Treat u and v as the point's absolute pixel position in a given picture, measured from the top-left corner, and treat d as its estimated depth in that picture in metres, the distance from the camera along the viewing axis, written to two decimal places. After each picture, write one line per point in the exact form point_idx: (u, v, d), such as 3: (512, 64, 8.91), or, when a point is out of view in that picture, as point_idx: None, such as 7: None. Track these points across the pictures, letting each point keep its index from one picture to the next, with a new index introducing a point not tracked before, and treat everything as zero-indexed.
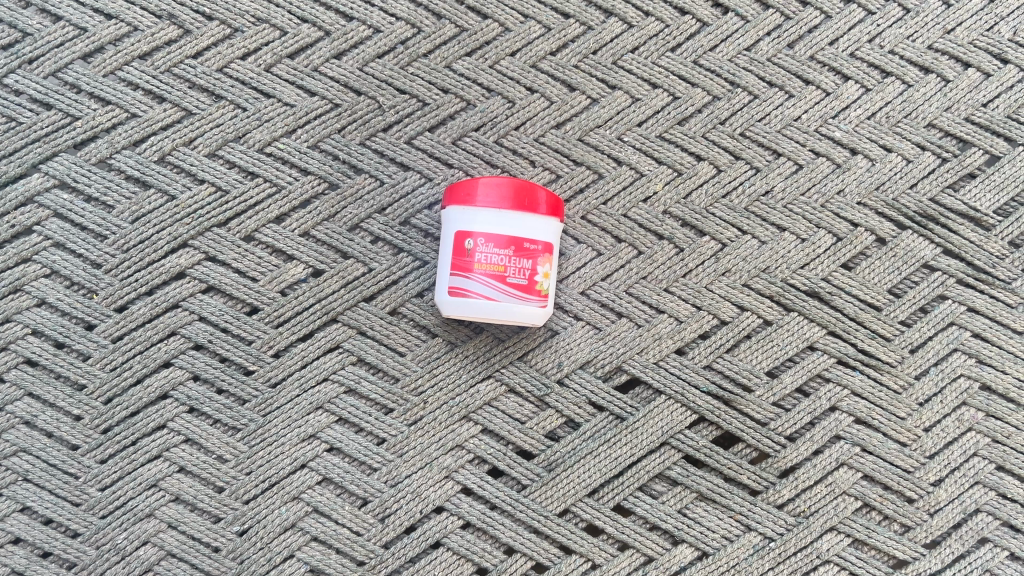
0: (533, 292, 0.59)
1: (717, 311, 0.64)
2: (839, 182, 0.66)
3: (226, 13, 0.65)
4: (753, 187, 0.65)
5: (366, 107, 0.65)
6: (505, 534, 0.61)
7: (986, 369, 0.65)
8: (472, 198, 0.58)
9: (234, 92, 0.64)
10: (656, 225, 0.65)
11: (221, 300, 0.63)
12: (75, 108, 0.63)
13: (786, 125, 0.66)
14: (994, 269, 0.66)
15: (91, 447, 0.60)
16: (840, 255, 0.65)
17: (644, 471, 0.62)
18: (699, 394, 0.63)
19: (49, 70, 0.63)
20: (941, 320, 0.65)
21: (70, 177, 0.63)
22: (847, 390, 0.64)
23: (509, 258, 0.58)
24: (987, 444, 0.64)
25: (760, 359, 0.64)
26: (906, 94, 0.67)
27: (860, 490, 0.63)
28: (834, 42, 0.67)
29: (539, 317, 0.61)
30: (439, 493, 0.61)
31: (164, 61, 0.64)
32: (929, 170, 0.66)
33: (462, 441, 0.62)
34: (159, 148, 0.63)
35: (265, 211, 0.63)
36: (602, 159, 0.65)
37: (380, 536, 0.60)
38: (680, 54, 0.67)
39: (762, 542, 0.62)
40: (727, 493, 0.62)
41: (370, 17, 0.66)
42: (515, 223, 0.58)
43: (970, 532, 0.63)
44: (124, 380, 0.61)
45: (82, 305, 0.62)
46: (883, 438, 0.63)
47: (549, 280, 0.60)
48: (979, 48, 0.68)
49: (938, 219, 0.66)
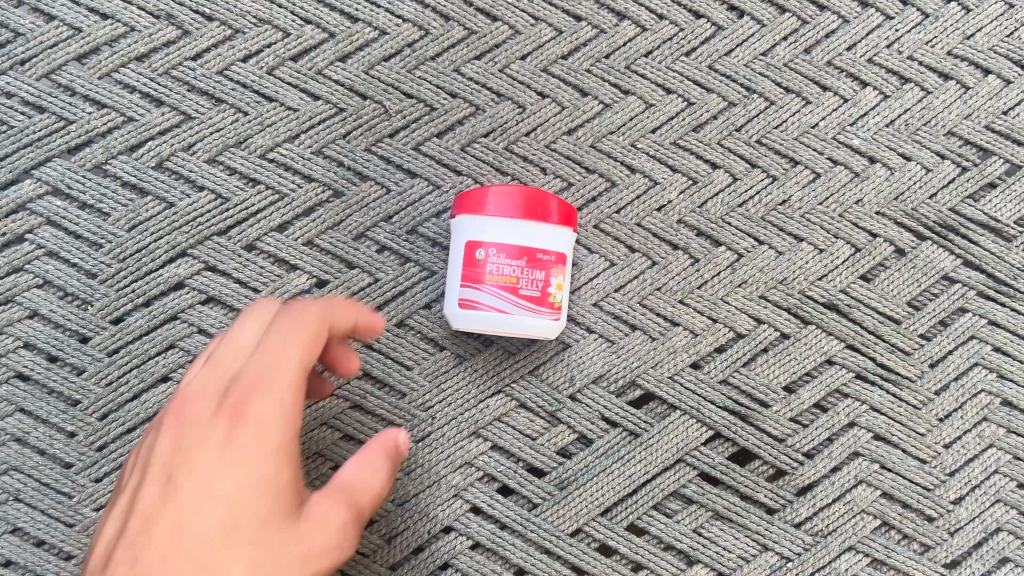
0: (546, 304, 0.57)
1: (734, 324, 0.62)
2: (858, 191, 0.64)
3: (227, 13, 0.63)
4: (770, 196, 0.64)
5: (372, 112, 0.62)
6: (515, 555, 0.59)
7: (1008, 385, 0.63)
8: (483, 206, 0.56)
9: (235, 95, 0.62)
10: (670, 235, 0.63)
11: (221, 312, 0.60)
12: (69, 112, 0.61)
13: (803, 132, 0.65)
14: (1015, 281, 0.64)
15: (86, 465, 0.58)
16: (859, 266, 0.63)
17: (659, 489, 0.60)
18: (715, 409, 0.61)
19: (43, 71, 0.61)
20: (961, 334, 0.63)
21: (64, 183, 0.60)
22: (865, 405, 0.62)
23: (522, 269, 0.56)
24: (1009, 460, 0.62)
25: (777, 373, 0.62)
26: (926, 101, 0.65)
27: (880, 508, 0.61)
28: (852, 47, 0.66)
29: (551, 330, 0.59)
30: (447, 511, 0.59)
31: (163, 63, 0.62)
32: (949, 180, 0.64)
33: (471, 459, 0.60)
34: (157, 153, 0.61)
35: (267, 219, 0.61)
36: (615, 167, 0.64)
37: (386, 557, 0.58)
38: (694, 59, 0.65)
39: (780, 562, 0.60)
40: (744, 512, 0.61)
41: (376, 19, 0.64)
42: (527, 233, 0.56)
43: (991, 551, 0.61)
44: (121, 395, 0.59)
45: (77, 317, 0.59)
46: (903, 455, 0.62)
47: (562, 292, 0.58)
48: (999, 55, 0.66)
49: (959, 230, 0.64)
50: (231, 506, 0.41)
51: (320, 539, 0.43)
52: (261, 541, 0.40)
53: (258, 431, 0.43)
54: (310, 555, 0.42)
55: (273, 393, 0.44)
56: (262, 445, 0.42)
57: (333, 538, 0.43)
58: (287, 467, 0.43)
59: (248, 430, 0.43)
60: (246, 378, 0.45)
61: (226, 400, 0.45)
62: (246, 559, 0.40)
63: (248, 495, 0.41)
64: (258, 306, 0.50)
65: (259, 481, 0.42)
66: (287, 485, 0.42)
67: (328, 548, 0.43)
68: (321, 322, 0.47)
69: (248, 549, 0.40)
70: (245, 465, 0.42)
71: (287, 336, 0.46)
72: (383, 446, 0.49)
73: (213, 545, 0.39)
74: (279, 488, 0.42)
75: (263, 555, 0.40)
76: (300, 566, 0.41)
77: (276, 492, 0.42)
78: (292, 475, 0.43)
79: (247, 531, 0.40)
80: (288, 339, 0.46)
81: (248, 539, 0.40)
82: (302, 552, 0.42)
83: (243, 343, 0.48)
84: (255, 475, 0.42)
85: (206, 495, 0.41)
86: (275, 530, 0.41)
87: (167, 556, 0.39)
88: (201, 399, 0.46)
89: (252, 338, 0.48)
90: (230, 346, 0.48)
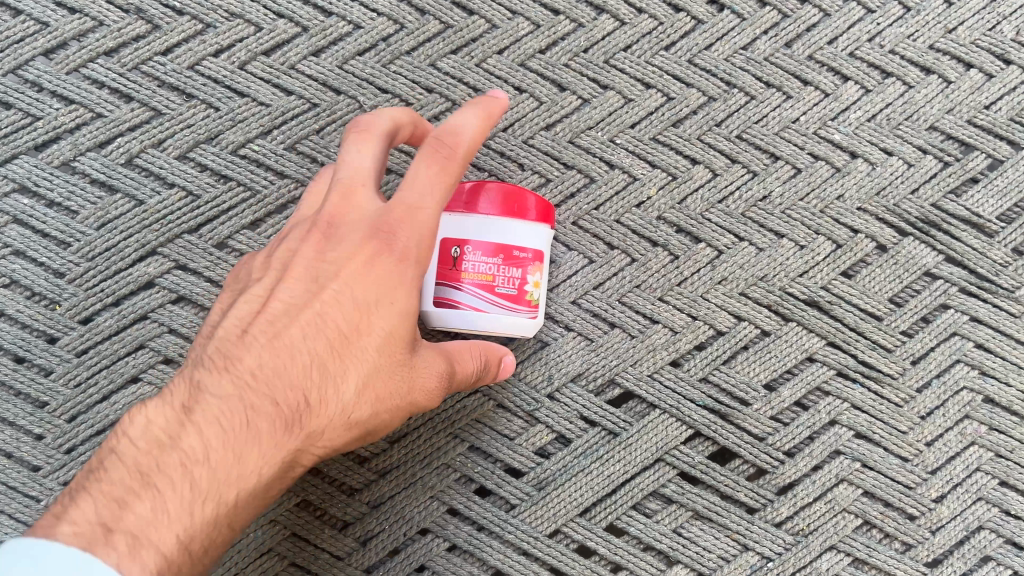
0: (523, 302, 0.56)
1: (714, 322, 0.62)
2: (839, 186, 0.63)
3: (198, 7, 0.62)
4: (750, 192, 0.63)
5: (346, 108, 0.61)
6: (493, 556, 0.58)
7: (990, 381, 0.62)
8: (461, 202, 0.55)
9: (206, 91, 0.61)
10: (649, 232, 0.62)
11: (192, 311, 0.59)
12: (36, 107, 0.60)
13: (784, 127, 0.64)
14: (997, 278, 0.63)
15: (54, 468, 0.57)
16: (840, 262, 0.63)
17: (639, 489, 0.60)
18: (695, 408, 0.61)
19: (9, 66, 0.60)
20: (943, 331, 0.62)
21: (31, 180, 0.59)
22: (847, 403, 0.61)
23: (499, 267, 0.55)
24: (991, 458, 0.61)
25: (757, 371, 0.61)
26: (907, 96, 0.65)
27: (861, 506, 0.60)
28: (833, 41, 0.65)
29: (528, 329, 0.58)
30: (424, 513, 0.59)
31: (132, 58, 0.61)
32: (930, 175, 0.64)
33: (448, 459, 0.59)
34: (126, 150, 0.60)
35: (239, 217, 0.60)
36: (594, 163, 0.63)
37: (362, 560, 0.58)
38: (674, 53, 0.64)
39: (760, 562, 0.60)
40: (724, 512, 0.60)
41: (350, 13, 0.63)
42: (504, 230, 0.55)
43: (973, 550, 0.60)
44: (90, 397, 0.57)
45: (45, 317, 0.58)
46: (884, 453, 0.61)
47: (540, 290, 0.58)
48: (982, 49, 0.65)
49: (940, 225, 0.63)
50: (371, 322, 0.45)
51: (421, 387, 0.48)
52: (390, 371, 0.46)
53: (403, 268, 0.45)
54: (419, 388, 0.48)
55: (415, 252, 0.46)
56: (406, 279, 0.45)
57: (434, 382, 0.49)
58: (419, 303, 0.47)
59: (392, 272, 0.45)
60: (385, 220, 0.45)
61: (371, 227, 0.46)
62: (377, 379, 0.46)
63: (393, 328, 0.45)
64: (362, 118, 0.49)
65: (402, 315, 0.46)
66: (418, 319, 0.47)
67: (433, 390, 0.49)
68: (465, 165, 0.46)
69: (382, 375, 0.46)
70: (388, 291, 0.45)
71: (435, 178, 0.45)
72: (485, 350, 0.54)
73: (359, 357, 0.45)
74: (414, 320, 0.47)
75: (390, 380, 0.46)
76: (406, 398, 0.47)
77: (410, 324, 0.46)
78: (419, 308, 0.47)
79: (382, 353, 0.45)
80: (436, 168, 0.45)
81: (383, 369, 0.46)
82: (414, 388, 0.47)
83: (364, 168, 0.47)
84: (400, 306, 0.45)
85: (351, 310, 0.45)
86: (400, 371, 0.46)
87: (306, 360, 0.45)
88: (349, 218, 0.47)
89: (370, 164, 0.47)
90: (352, 164, 0.47)
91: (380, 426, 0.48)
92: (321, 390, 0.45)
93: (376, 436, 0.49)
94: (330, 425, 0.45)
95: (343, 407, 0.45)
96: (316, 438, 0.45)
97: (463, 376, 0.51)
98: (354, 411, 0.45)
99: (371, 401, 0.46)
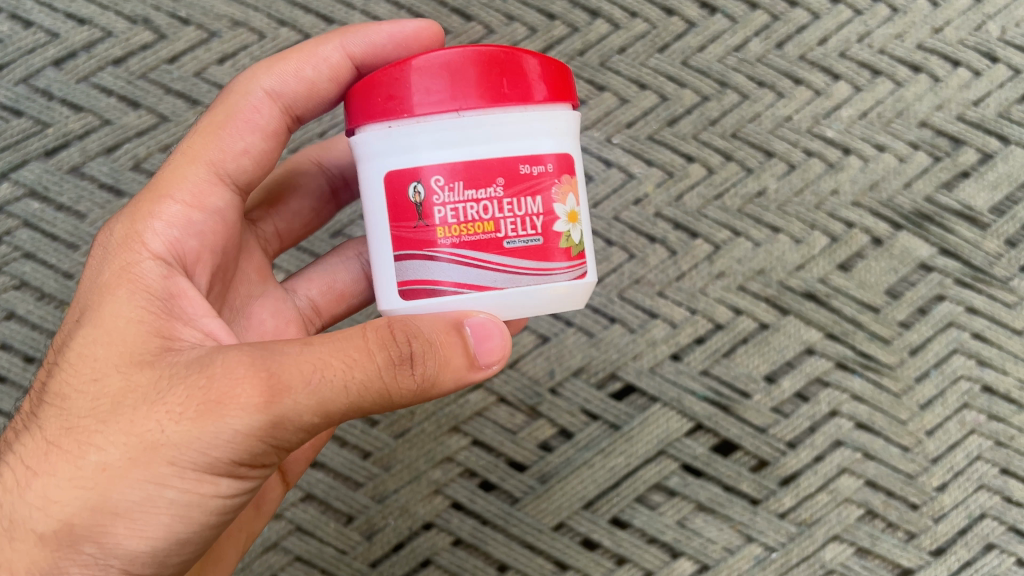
0: (550, 249, 0.37)
1: (713, 315, 0.62)
2: (833, 181, 0.64)
3: (204, 17, 0.64)
4: (746, 188, 0.64)
5: None
6: (497, 550, 0.59)
7: (987, 370, 0.62)
8: (373, 116, 0.37)
9: (211, 97, 0.62)
10: (648, 227, 0.63)
11: None
12: (47, 115, 0.62)
13: (777, 125, 0.65)
14: (991, 268, 0.64)
15: None
16: (836, 255, 0.63)
17: (642, 481, 0.60)
18: (696, 400, 0.61)
19: (20, 76, 0.63)
20: (939, 321, 0.63)
21: (41, 185, 0.61)
22: (847, 394, 0.62)
23: (497, 201, 0.36)
24: (991, 446, 0.62)
25: (757, 362, 0.62)
26: (897, 93, 0.66)
27: (864, 497, 0.61)
28: (824, 41, 0.66)
29: (549, 299, 0.39)
30: (428, 508, 0.60)
31: (141, 66, 0.63)
32: (922, 169, 0.65)
33: (452, 453, 0.60)
34: (134, 155, 0.62)
35: None
36: (590, 161, 0.64)
37: (366, 554, 0.59)
38: (668, 55, 0.65)
39: (765, 552, 0.60)
40: (727, 503, 0.60)
41: (351, 20, 0.65)
42: (507, 130, 0.36)
43: (977, 538, 0.60)
44: None
45: (53, 317, 0.60)
46: (885, 443, 0.61)
47: (576, 227, 0.39)
48: (969, 47, 0.67)
49: (934, 218, 0.64)
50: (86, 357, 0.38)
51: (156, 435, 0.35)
52: (96, 421, 0.36)
53: (122, 252, 0.41)
54: (144, 431, 0.35)
55: (143, 216, 0.43)
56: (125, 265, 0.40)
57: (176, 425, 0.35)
58: (157, 317, 0.39)
59: (106, 252, 0.42)
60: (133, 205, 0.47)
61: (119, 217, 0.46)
62: (79, 435, 0.36)
63: (98, 357, 0.37)
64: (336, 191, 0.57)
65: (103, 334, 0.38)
66: (153, 339, 0.38)
67: (172, 426, 0.35)
68: (245, 107, 0.46)
69: (87, 426, 0.36)
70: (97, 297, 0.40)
71: (199, 135, 0.46)
72: (384, 338, 0.35)
73: (57, 416, 0.37)
74: (129, 328, 0.38)
75: (93, 427, 0.36)
76: (123, 448, 0.35)
77: (132, 338, 0.38)
78: (156, 316, 0.39)
79: (81, 398, 0.37)
80: (211, 121, 0.47)
81: (85, 419, 0.36)
82: (130, 433, 0.35)
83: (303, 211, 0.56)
84: (104, 320, 0.38)
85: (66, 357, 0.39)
86: (114, 406, 0.36)
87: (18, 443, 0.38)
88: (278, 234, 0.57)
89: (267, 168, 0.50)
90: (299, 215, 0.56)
91: (116, 509, 0.35)
92: (12, 477, 0.37)
93: (122, 527, 0.35)
94: (27, 524, 0.36)
95: (36, 490, 0.36)
96: (11, 546, 0.36)
97: (251, 395, 0.34)
98: (52, 493, 0.35)
99: (79, 470, 0.35)
